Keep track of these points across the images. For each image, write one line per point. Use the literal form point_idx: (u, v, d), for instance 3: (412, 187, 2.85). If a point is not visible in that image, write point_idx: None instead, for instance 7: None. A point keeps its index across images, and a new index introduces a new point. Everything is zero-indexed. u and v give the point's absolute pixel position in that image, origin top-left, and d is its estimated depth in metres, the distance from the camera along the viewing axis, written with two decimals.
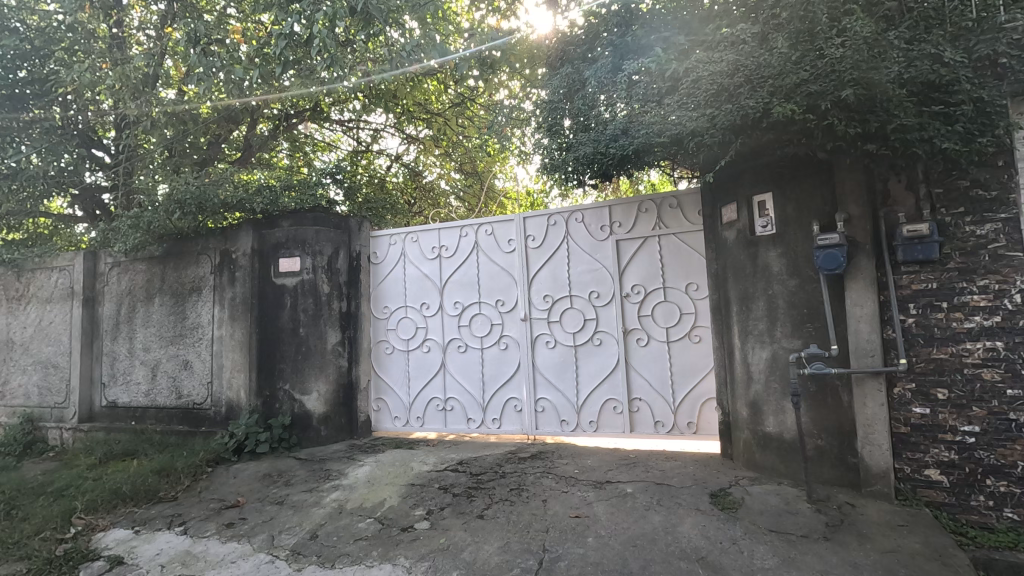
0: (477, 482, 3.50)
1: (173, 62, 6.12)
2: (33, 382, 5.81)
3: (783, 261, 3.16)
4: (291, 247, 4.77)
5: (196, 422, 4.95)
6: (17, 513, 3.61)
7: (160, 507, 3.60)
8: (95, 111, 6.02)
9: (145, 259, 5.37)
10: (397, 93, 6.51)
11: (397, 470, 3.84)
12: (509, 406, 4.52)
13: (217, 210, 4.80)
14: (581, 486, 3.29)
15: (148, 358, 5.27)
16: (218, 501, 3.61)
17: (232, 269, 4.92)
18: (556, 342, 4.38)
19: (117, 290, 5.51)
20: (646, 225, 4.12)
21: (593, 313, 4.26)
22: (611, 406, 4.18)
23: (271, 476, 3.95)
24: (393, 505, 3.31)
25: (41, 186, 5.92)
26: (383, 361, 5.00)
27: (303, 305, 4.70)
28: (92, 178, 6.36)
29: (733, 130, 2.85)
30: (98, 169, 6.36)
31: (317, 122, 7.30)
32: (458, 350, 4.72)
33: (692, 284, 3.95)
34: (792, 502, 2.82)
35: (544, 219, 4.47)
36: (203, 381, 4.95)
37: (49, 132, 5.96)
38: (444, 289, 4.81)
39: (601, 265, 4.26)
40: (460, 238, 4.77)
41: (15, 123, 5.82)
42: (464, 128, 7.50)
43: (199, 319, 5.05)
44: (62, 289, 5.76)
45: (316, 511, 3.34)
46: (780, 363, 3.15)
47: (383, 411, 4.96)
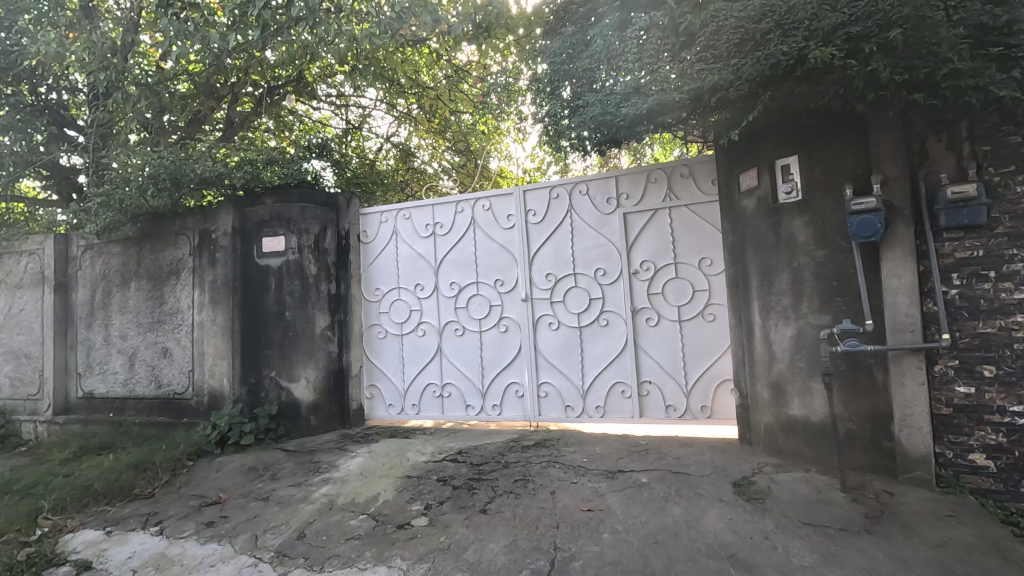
0: (478, 473, 3.24)
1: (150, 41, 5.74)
2: (5, 373, 5.49)
3: (809, 230, 2.89)
4: (274, 225, 4.47)
5: (178, 413, 4.66)
6: None
7: (135, 505, 3.32)
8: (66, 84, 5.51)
9: (119, 240, 5.03)
10: (387, 66, 6.16)
11: (391, 462, 3.59)
12: (510, 392, 4.27)
13: (194, 187, 4.45)
14: (591, 476, 3.05)
15: (125, 346, 4.96)
16: (198, 498, 3.34)
17: (211, 251, 4.61)
18: (559, 324, 4.12)
19: (91, 274, 5.18)
20: (656, 197, 3.84)
21: (598, 292, 4.00)
22: (619, 390, 3.93)
23: (256, 470, 3.68)
24: (388, 500, 3.05)
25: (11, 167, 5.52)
26: (375, 346, 4.71)
27: (289, 287, 4.41)
28: (68, 160, 5.90)
29: (760, 82, 2.55)
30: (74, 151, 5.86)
31: (303, 99, 6.91)
32: (455, 333, 4.45)
33: (705, 259, 3.69)
34: (823, 491, 2.58)
35: (546, 192, 4.18)
36: (184, 370, 4.66)
37: (17, 108, 5.54)
38: (439, 269, 4.52)
39: (608, 241, 3.99)
40: (455, 215, 4.48)
41: None
42: (457, 105, 7.13)
43: (178, 304, 4.75)
44: (32, 275, 5.41)
45: (303, 508, 3.08)
46: (807, 340, 2.90)
47: (377, 399, 4.68)
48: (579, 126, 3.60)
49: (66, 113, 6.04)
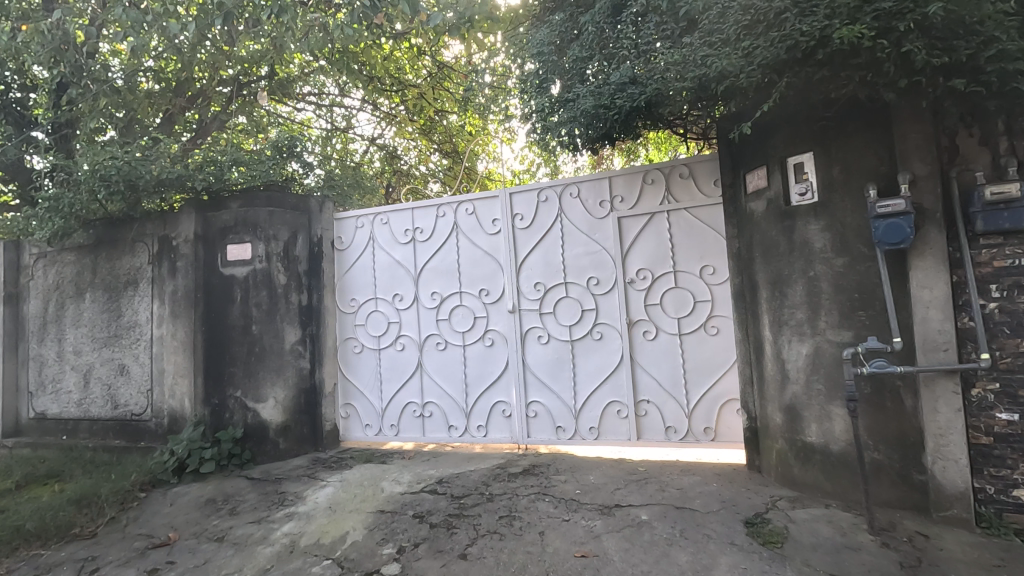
0: (460, 508, 2.90)
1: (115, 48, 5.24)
2: None
3: (826, 236, 2.58)
4: (240, 231, 4.11)
5: (135, 436, 4.29)
6: None
7: (72, 548, 2.94)
8: (17, 63, 4.77)
9: (74, 248, 4.64)
10: (367, 63, 5.84)
11: (364, 493, 3.23)
12: (496, 412, 3.93)
13: (151, 190, 4.05)
14: (585, 513, 2.71)
15: (79, 363, 4.57)
16: (145, 539, 2.97)
17: (172, 259, 4.23)
18: (549, 337, 3.79)
19: (44, 285, 4.79)
20: (653, 199, 3.53)
21: (591, 302, 3.68)
22: (615, 409, 3.61)
23: (214, 503, 3.31)
24: (357, 541, 2.69)
25: None
26: (350, 362, 4.36)
27: (256, 298, 4.05)
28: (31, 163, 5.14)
29: (774, 68, 2.24)
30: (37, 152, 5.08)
31: (282, 101, 6.57)
32: (437, 348, 4.10)
33: (707, 267, 3.39)
34: (849, 533, 2.27)
35: (534, 195, 3.86)
36: (142, 389, 4.28)
37: None
38: (419, 278, 4.18)
39: (601, 247, 3.67)
40: (437, 219, 4.14)
41: None
42: (443, 104, 6.77)
43: (136, 317, 4.37)
44: None
45: (261, 551, 2.71)
46: (825, 359, 2.59)
47: (353, 419, 4.34)
48: (568, 122, 3.27)
49: (28, 113, 5.35)
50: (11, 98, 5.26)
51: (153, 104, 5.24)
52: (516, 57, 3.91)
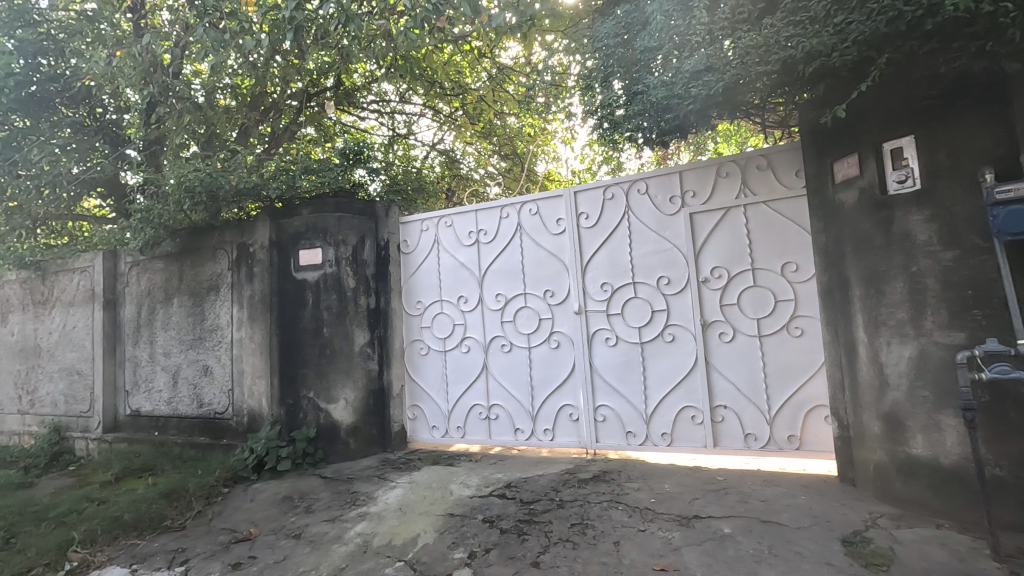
0: (530, 514, 2.84)
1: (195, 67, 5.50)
2: (60, 390, 5.55)
3: (931, 227, 2.34)
4: (311, 237, 4.24)
5: (218, 434, 4.51)
6: (14, 543, 3.19)
7: (164, 540, 3.10)
8: (113, 87, 5.15)
9: (162, 256, 4.95)
10: (428, 69, 5.86)
11: (432, 496, 3.23)
12: (564, 415, 3.84)
13: (231, 200, 4.24)
14: (661, 523, 2.59)
15: (168, 363, 4.87)
16: (228, 534, 3.09)
17: (249, 265, 4.41)
18: (618, 340, 3.68)
19: (137, 290, 5.14)
20: (727, 193, 3.36)
21: (662, 303, 3.53)
22: (689, 415, 3.45)
23: (290, 501, 3.42)
24: (428, 543, 2.67)
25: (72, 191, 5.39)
26: (417, 364, 4.41)
27: (326, 302, 4.16)
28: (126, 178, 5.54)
29: (873, 43, 2.09)
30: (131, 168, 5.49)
31: (347, 110, 6.75)
32: (502, 350, 4.07)
33: (789, 263, 3.18)
34: (967, 558, 2.04)
35: (599, 193, 3.76)
36: (224, 389, 4.50)
37: (78, 130, 5.38)
38: (483, 280, 4.16)
39: (672, 245, 3.52)
40: (500, 220, 4.11)
41: (42, 125, 5.21)
42: (502, 107, 6.73)
43: (217, 321, 4.60)
44: (84, 292, 5.45)
45: (335, 550, 2.74)
46: (931, 363, 2.34)
47: (420, 421, 4.38)
48: (635, 117, 3.15)
49: (123, 133, 5.74)
50: (108, 120, 5.71)
51: (231, 119, 5.53)
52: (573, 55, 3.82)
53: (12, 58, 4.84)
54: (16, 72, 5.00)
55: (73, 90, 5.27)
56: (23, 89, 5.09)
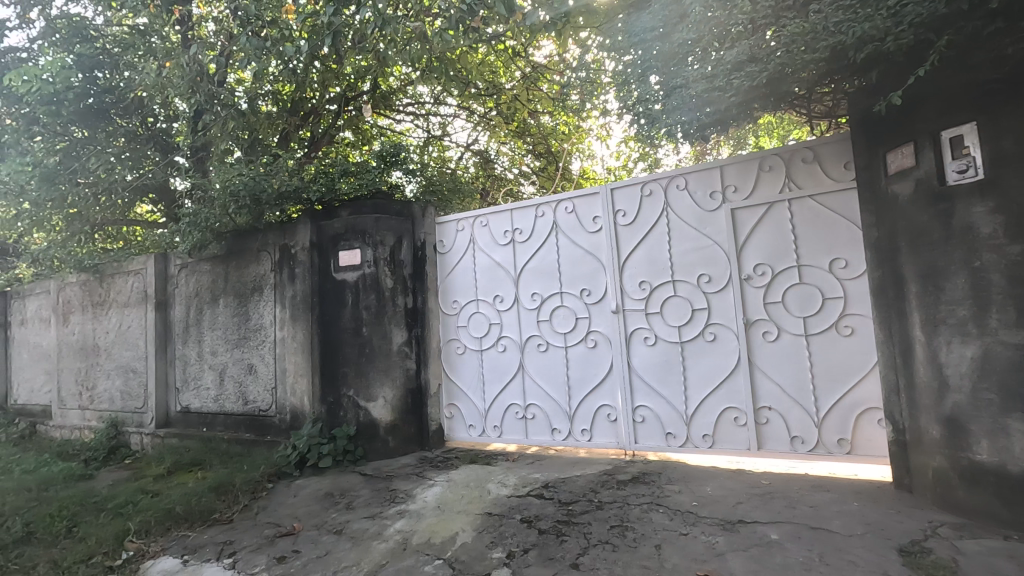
0: (569, 515, 2.81)
1: (238, 75, 5.65)
2: (116, 387, 5.82)
3: (996, 220, 2.20)
4: (350, 238, 4.32)
5: (262, 430, 4.65)
6: (76, 532, 3.36)
7: (213, 532, 3.20)
8: (163, 97, 5.37)
9: (209, 259, 5.13)
10: (463, 70, 5.87)
11: (470, 494, 3.24)
12: (601, 416, 3.80)
13: (274, 203, 4.35)
14: (704, 527, 2.52)
15: (215, 362, 5.04)
16: (273, 528, 3.17)
17: (291, 266, 4.52)
18: (656, 339, 3.60)
19: (186, 292, 5.34)
20: (771, 187, 3.25)
21: (702, 301, 3.45)
22: (732, 417, 3.35)
23: (332, 497, 3.48)
24: (466, 542, 2.68)
25: (125, 197, 5.64)
26: (453, 363, 4.43)
27: (365, 301, 4.24)
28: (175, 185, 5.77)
29: (935, 25, 2.08)
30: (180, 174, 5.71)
31: (383, 114, 6.84)
32: (538, 349, 4.05)
33: (837, 260, 3.05)
34: None
35: (637, 190, 3.70)
36: (268, 387, 4.63)
37: (131, 139, 5.63)
38: (519, 279, 4.14)
39: (713, 242, 3.42)
40: (536, 219, 4.09)
41: (99, 135, 5.46)
42: (537, 106, 6.70)
43: (261, 321, 4.73)
44: (137, 293, 5.71)
45: (376, 546, 2.77)
46: (998, 364, 2.21)
47: (457, 420, 4.39)
48: (673, 111, 3.05)
49: (172, 141, 5.91)
50: (159, 128, 5.87)
51: (272, 125, 5.68)
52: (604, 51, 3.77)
53: (71, 73, 5.11)
54: (75, 85, 5.26)
55: (126, 101, 5.51)
56: (82, 101, 5.35)
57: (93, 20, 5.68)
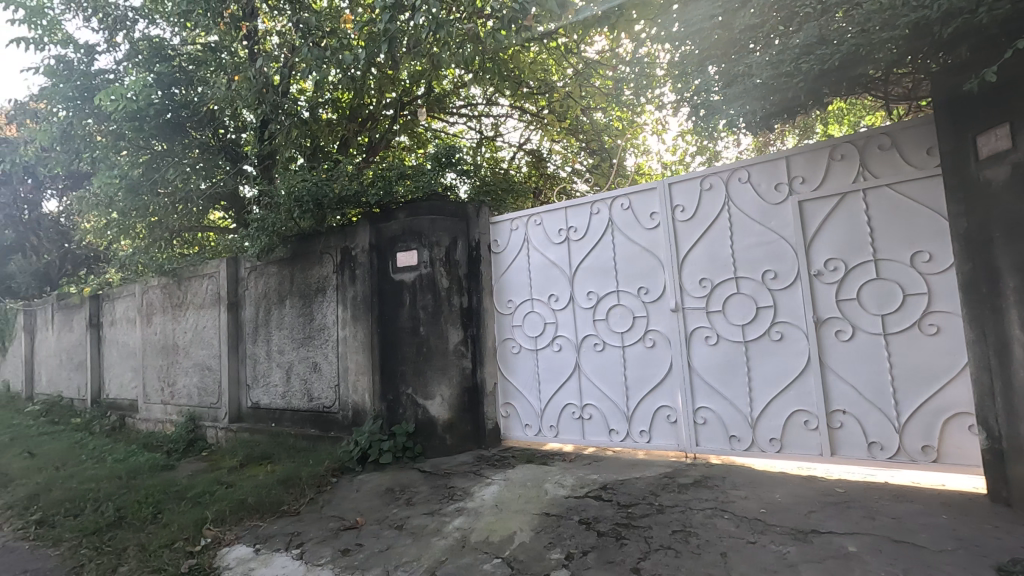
0: (628, 518, 2.75)
1: (300, 85, 5.85)
2: (193, 383, 6.20)
3: None
4: (407, 239, 4.40)
5: (326, 426, 4.82)
6: (160, 519, 3.60)
7: (282, 523, 3.35)
8: (232, 110, 5.66)
9: (276, 261, 5.38)
10: (516, 70, 5.88)
11: (528, 494, 3.23)
12: (661, 417, 3.69)
13: (335, 207, 4.51)
14: (774, 536, 2.40)
15: (282, 360, 5.27)
16: (338, 521, 3.28)
17: (352, 267, 4.66)
18: (718, 338, 3.47)
19: (255, 293, 5.62)
20: (843, 177, 3.06)
21: (768, 299, 3.29)
22: (802, 420, 3.18)
23: (392, 493, 3.56)
24: (524, 542, 2.67)
25: (199, 205, 5.99)
26: (509, 362, 4.43)
27: (422, 301, 4.31)
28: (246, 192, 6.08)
29: None
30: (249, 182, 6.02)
31: (438, 117, 6.96)
32: (594, 348, 3.99)
33: (919, 253, 2.84)
34: None
35: (696, 184, 3.58)
36: (331, 384, 4.80)
37: (205, 150, 5.97)
38: (574, 278, 4.10)
39: (779, 236, 3.26)
40: (591, 216, 4.03)
41: (176, 148, 5.82)
42: (589, 103, 6.63)
43: (324, 321, 4.91)
44: (211, 295, 6.06)
45: (436, 543, 2.81)
46: None
47: (513, 419, 4.39)
48: (734, 100, 2.89)
49: (240, 150, 6.20)
50: (229, 139, 6.17)
51: (332, 132, 5.88)
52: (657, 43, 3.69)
53: (152, 91, 5.46)
54: (155, 102, 5.60)
55: (200, 115, 5.84)
56: (162, 116, 5.70)
57: (171, 39, 6.06)
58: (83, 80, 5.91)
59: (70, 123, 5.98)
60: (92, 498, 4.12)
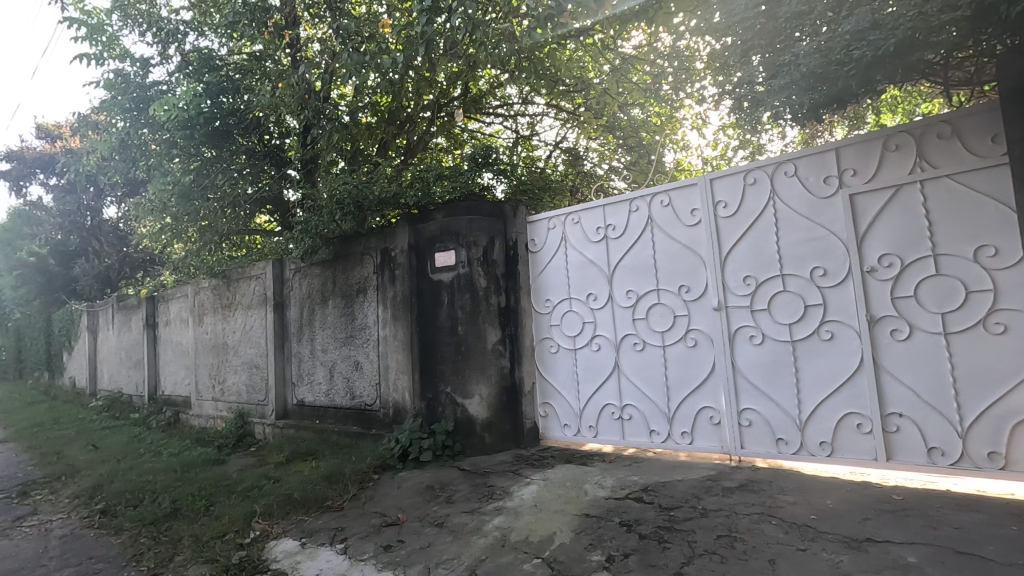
0: (671, 521, 2.69)
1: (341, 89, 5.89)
2: (242, 380, 6.44)
3: None
4: (445, 240, 4.44)
5: (368, 424, 4.92)
6: (212, 511, 3.75)
7: (327, 518, 3.43)
8: (276, 116, 5.83)
9: (319, 263, 5.52)
10: (553, 68, 5.83)
11: (567, 494, 3.21)
12: (703, 419, 3.61)
13: (374, 209, 4.60)
14: (825, 543, 2.31)
15: (325, 358, 5.41)
16: (380, 517, 3.34)
17: (392, 268, 4.74)
18: (764, 338, 3.36)
19: (300, 293, 5.78)
20: (898, 168, 2.92)
21: (817, 297, 3.17)
22: (855, 423, 3.04)
23: (432, 490, 3.60)
24: (564, 543, 2.65)
25: (246, 208, 6.21)
26: (548, 362, 4.40)
27: (460, 301, 4.35)
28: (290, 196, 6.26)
29: None
30: (293, 186, 6.20)
31: (474, 118, 6.99)
32: (634, 348, 3.93)
33: (983, 247, 2.68)
34: None
35: (739, 179, 3.48)
36: (372, 383, 4.89)
37: (251, 156, 6.18)
38: (613, 277, 4.04)
39: (828, 231, 3.13)
40: (629, 214, 3.97)
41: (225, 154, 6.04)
42: (626, 98, 6.53)
43: (366, 320, 5.01)
44: (258, 296, 6.27)
45: (476, 541, 2.83)
46: None
47: (552, 418, 4.36)
48: (778, 92, 2.79)
49: (284, 154, 6.39)
50: (274, 145, 6.36)
51: (372, 135, 5.99)
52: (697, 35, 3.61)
53: (201, 100, 5.67)
54: (205, 111, 5.82)
55: (246, 122, 6.04)
56: (211, 124, 5.93)
57: (219, 50, 6.29)
58: (139, 92, 6.18)
59: (128, 133, 6.30)
60: (150, 490, 4.33)
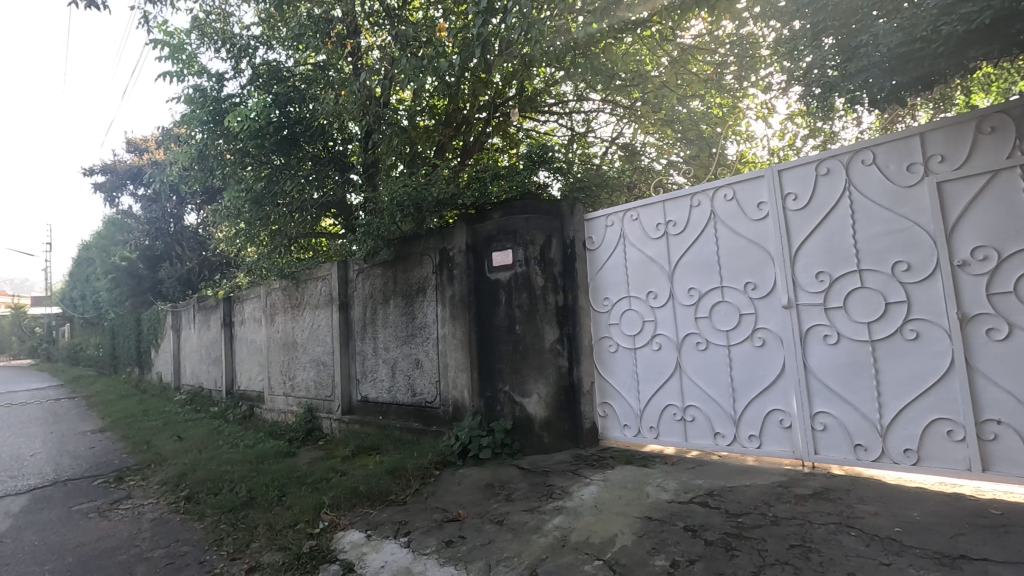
0: (739, 528, 2.58)
1: (399, 94, 6.04)
2: (310, 377, 6.73)
3: None
4: (502, 239, 4.46)
5: (428, 420, 5.03)
6: (285, 501, 3.95)
7: (390, 512, 3.53)
8: (339, 123, 6.05)
9: (381, 263, 5.69)
10: (616, 66, 5.59)
11: (629, 496, 3.15)
12: (773, 422, 3.45)
13: (433, 210, 4.71)
14: (912, 559, 2.14)
15: (387, 357, 5.57)
16: (441, 512, 3.40)
17: (450, 268, 4.82)
18: (840, 337, 3.17)
19: (363, 294, 5.98)
20: (994, 152, 2.67)
21: (899, 293, 2.95)
22: (945, 430, 2.81)
23: (492, 488, 3.63)
24: (626, 546, 2.60)
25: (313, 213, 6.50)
26: (606, 361, 4.30)
27: (518, 300, 4.36)
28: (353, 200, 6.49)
29: None
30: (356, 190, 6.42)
31: (529, 117, 6.98)
32: (697, 348, 3.80)
33: None
34: None
35: (811, 170, 3.29)
36: (432, 380, 4.99)
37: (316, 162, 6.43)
38: (674, 274, 3.93)
39: (912, 223, 2.91)
40: (691, 209, 3.85)
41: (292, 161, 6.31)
42: (685, 90, 6.32)
43: (425, 319, 5.12)
44: (325, 296, 6.54)
45: (536, 540, 2.82)
46: None
47: (611, 419, 4.27)
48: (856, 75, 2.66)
49: (347, 159, 6.65)
50: (338, 150, 6.60)
51: (429, 137, 6.10)
52: (763, 20, 3.44)
53: (270, 110, 5.95)
54: (274, 120, 6.10)
55: (311, 129, 6.27)
56: (280, 133, 6.20)
57: (287, 62, 6.59)
58: (214, 104, 6.51)
59: (206, 144, 6.71)
60: (229, 479, 4.61)
